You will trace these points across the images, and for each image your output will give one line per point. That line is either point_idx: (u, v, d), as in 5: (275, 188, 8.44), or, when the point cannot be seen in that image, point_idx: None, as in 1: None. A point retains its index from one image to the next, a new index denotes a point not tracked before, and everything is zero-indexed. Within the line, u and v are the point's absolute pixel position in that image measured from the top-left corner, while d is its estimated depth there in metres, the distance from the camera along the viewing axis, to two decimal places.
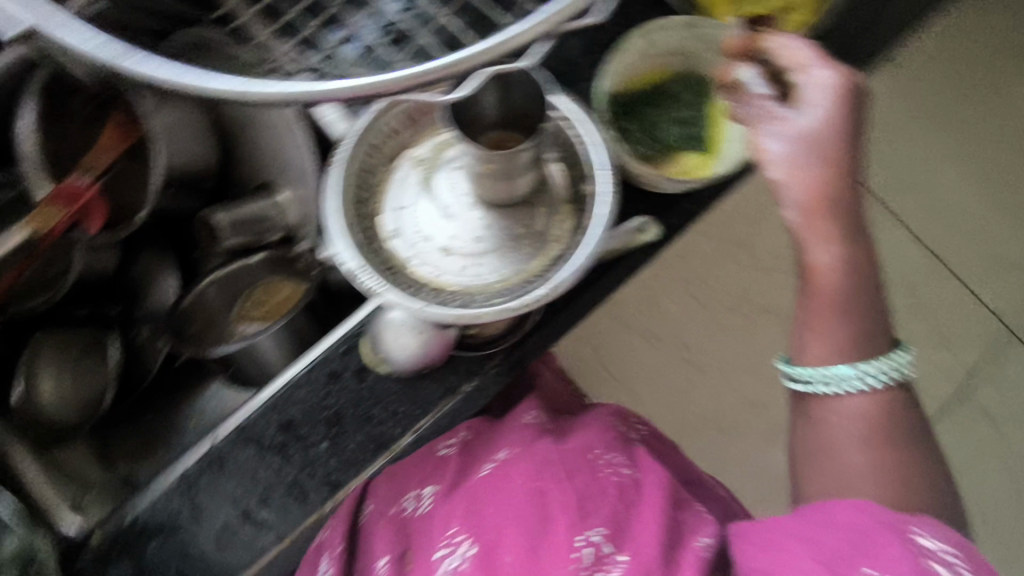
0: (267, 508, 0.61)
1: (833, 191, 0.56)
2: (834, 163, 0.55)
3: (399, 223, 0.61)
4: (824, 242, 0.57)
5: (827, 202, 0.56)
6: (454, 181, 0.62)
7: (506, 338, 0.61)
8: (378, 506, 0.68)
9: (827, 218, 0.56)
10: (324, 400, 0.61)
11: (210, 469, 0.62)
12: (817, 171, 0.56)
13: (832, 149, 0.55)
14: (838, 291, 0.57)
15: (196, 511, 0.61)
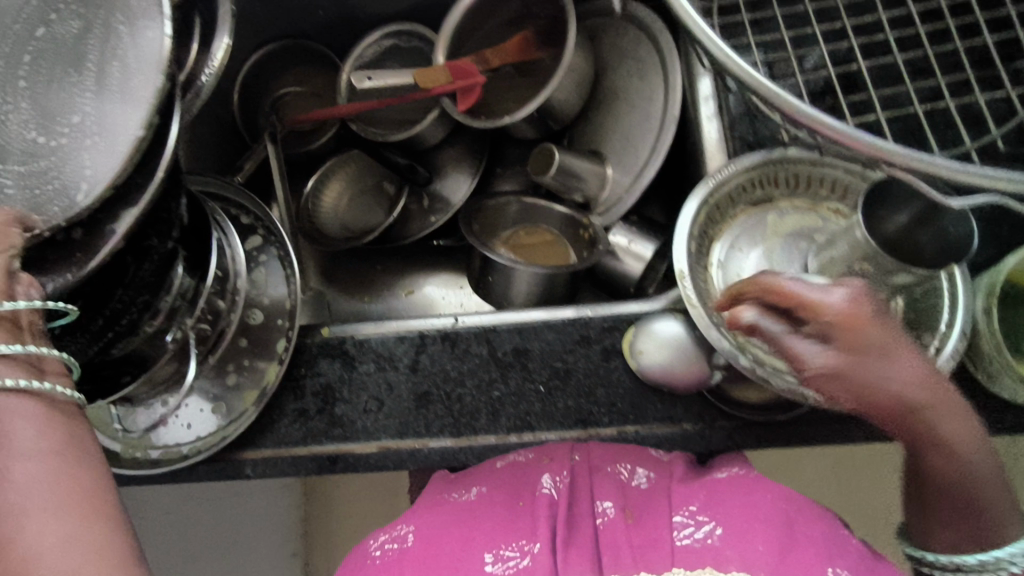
0: (463, 406, 0.65)
1: (926, 408, 0.46)
2: (899, 376, 0.46)
3: (727, 257, 0.63)
4: (932, 423, 0.46)
5: (921, 423, 0.46)
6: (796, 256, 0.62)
7: (771, 416, 0.61)
8: (595, 458, 0.59)
9: (927, 416, 0.46)
10: (564, 354, 0.65)
11: (439, 344, 0.67)
12: (887, 398, 0.46)
13: (887, 352, 0.45)
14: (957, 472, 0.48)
15: (410, 369, 0.67)
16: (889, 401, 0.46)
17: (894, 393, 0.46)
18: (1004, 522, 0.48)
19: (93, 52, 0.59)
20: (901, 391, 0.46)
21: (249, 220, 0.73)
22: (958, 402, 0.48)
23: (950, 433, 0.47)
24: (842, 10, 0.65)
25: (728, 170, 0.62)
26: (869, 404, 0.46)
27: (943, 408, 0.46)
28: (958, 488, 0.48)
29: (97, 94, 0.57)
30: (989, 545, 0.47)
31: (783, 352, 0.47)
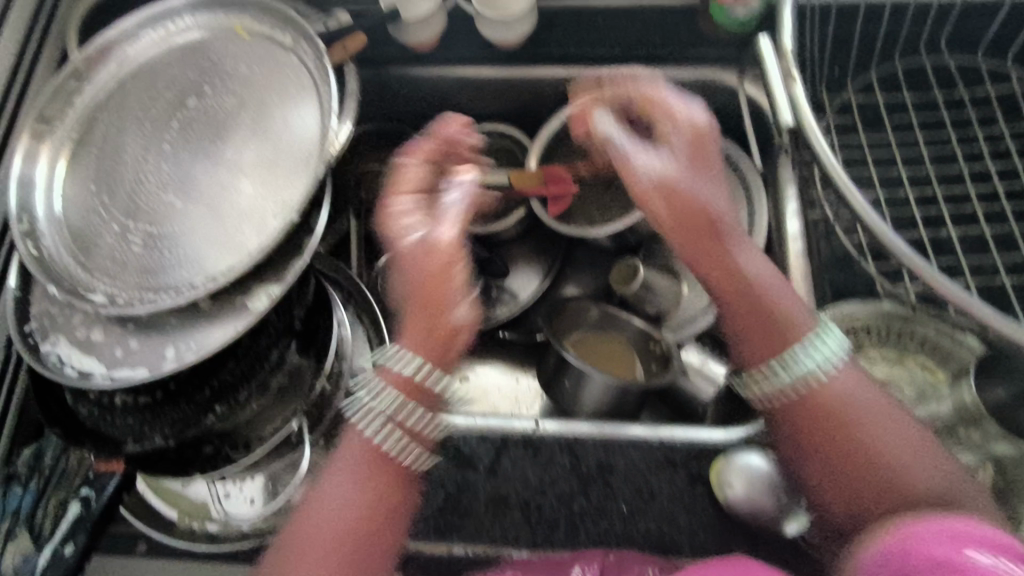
0: (541, 515, 0.64)
1: (777, 299, 0.49)
2: (755, 266, 0.50)
3: None
4: (742, 271, 0.49)
5: (761, 310, 0.48)
6: None
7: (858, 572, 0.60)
8: (627, 560, 0.57)
9: (727, 247, 0.50)
10: (648, 475, 0.65)
11: (521, 448, 0.66)
12: (740, 268, 0.49)
13: (725, 248, 0.50)
14: (752, 301, 0.48)
15: (490, 469, 0.66)
16: (772, 313, 0.48)
17: (753, 270, 0.49)
18: (903, 466, 0.43)
19: (240, 126, 0.60)
20: (738, 262, 0.50)
21: (340, 295, 0.73)
22: (799, 305, 0.49)
23: (800, 329, 0.47)
24: (934, 180, 0.71)
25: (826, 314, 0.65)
26: (710, 263, 0.50)
27: (783, 304, 0.49)
28: (806, 397, 0.46)
29: (243, 168, 0.59)
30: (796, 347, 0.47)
31: (631, 164, 0.52)
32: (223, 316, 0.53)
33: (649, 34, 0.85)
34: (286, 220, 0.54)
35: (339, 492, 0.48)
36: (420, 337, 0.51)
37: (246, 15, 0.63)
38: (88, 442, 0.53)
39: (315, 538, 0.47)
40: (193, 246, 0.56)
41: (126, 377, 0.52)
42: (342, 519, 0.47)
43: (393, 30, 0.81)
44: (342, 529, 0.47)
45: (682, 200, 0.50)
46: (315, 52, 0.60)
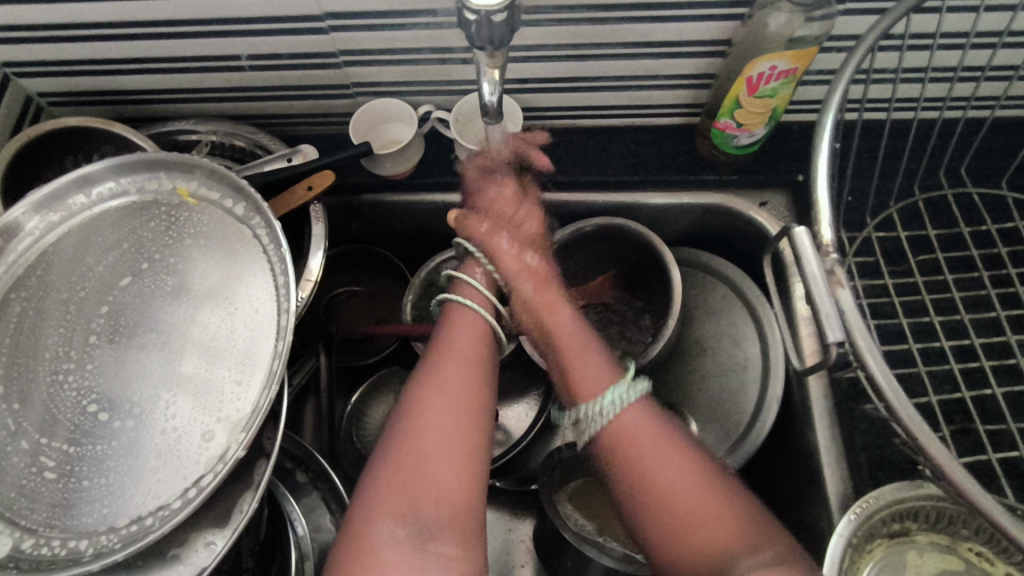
0: None
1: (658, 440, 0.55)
2: (686, 499, 0.52)
3: None
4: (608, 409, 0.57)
5: (684, 539, 0.51)
6: None
7: None
8: None
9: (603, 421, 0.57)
10: None
11: None
12: (636, 438, 0.55)
13: (701, 498, 0.52)
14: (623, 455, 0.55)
15: None
16: (723, 542, 0.50)
17: (659, 489, 0.53)
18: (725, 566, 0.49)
19: (179, 311, 0.51)
20: (701, 532, 0.51)
21: (306, 477, 0.64)
22: (739, 505, 0.52)
23: (711, 543, 0.50)
24: (971, 332, 0.64)
25: (870, 504, 0.56)
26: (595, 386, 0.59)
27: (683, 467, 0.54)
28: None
29: (180, 365, 0.49)
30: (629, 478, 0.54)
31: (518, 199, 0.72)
32: (155, 572, 0.44)
33: (645, 153, 0.79)
34: (232, 446, 0.45)
35: (455, 385, 0.54)
36: (471, 340, 0.58)
37: (193, 177, 0.55)
38: None
39: (442, 405, 0.53)
40: (116, 473, 0.46)
41: None
42: (457, 420, 0.52)
43: (365, 160, 0.74)
44: (457, 429, 0.52)
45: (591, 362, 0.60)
46: (268, 227, 0.52)
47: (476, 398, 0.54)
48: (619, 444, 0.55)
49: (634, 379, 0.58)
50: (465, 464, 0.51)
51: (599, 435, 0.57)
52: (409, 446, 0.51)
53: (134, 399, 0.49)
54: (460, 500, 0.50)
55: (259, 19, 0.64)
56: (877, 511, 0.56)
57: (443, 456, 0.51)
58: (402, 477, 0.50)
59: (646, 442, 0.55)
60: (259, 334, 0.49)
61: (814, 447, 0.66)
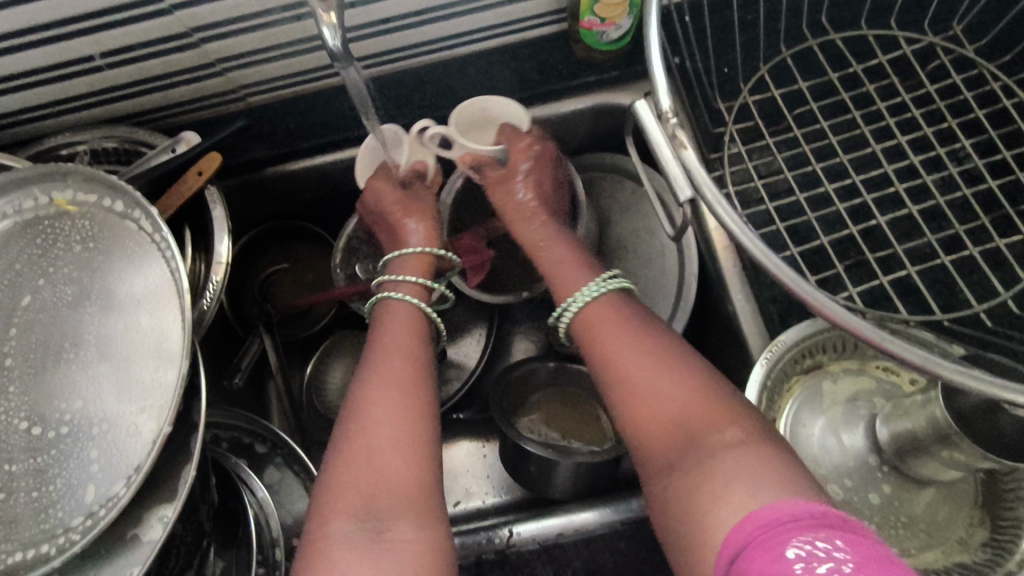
0: None
1: (662, 359, 0.54)
2: (662, 382, 0.53)
3: (794, 433, 0.61)
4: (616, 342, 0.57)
5: (648, 408, 0.52)
6: (848, 436, 0.60)
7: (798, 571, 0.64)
8: None
9: (608, 348, 0.57)
10: None
11: None
12: (638, 365, 0.54)
13: (657, 359, 0.54)
14: (627, 379, 0.54)
15: None
16: (687, 404, 0.51)
17: (625, 362, 0.55)
18: (729, 478, 0.45)
19: (85, 317, 0.53)
20: (668, 399, 0.52)
21: (265, 447, 0.67)
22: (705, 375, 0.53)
23: (676, 411, 0.51)
24: (851, 169, 0.67)
25: (777, 348, 0.60)
26: (601, 325, 0.59)
27: (667, 365, 0.54)
28: (697, 468, 0.48)
29: (97, 365, 0.51)
30: (636, 401, 0.53)
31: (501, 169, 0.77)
32: (117, 554, 0.47)
33: (526, 68, 0.79)
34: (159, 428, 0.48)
35: (387, 379, 0.57)
36: (404, 340, 0.61)
37: (66, 186, 0.55)
38: None
39: (382, 399, 0.55)
40: (63, 478, 0.49)
41: None
42: (393, 413, 0.54)
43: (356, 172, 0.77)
44: (398, 419, 0.54)
45: (599, 316, 0.60)
46: (150, 216, 0.53)
47: (412, 392, 0.56)
48: (588, 330, 0.60)
49: (605, 277, 0.63)
50: (412, 453, 0.53)
51: (605, 368, 0.56)
52: (357, 453, 0.52)
53: (63, 410, 0.50)
54: (410, 486, 0.51)
55: (97, 12, 0.62)
56: (789, 355, 0.61)
57: (388, 441, 0.53)
58: (355, 474, 0.51)
59: (611, 324, 0.58)
60: (166, 322, 0.51)
61: (732, 310, 0.70)
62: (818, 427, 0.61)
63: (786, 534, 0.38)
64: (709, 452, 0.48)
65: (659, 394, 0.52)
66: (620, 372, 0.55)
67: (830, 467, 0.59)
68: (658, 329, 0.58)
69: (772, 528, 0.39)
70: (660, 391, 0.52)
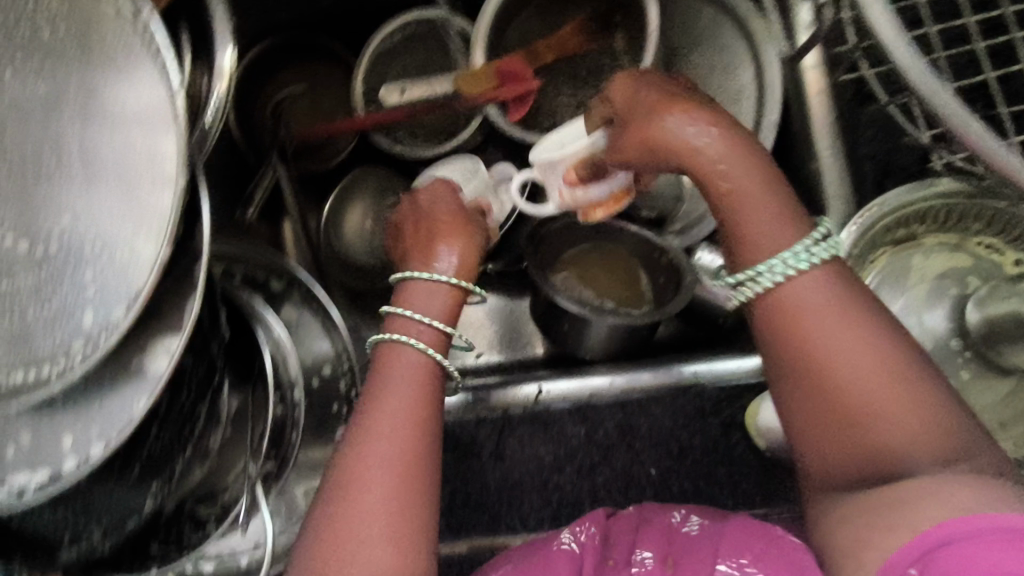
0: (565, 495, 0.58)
1: (883, 379, 0.37)
2: (883, 411, 0.37)
3: None
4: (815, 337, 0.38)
5: (861, 430, 0.37)
6: (931, 316, 0.53)
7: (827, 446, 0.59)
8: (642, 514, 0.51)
9: (803, 339, 0.38)
10: (677, 431, 0.59)
11: (526, 424, 0.59)
12: (843, 378, 0.37)
13: (895, 375, 0.37)
14: (821, 395, 0.38)
15: (496, 454, 0.59)
16: (919, 425, 0.36)
17: (838, 356, 0.37)
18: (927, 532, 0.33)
19: (64, 119, 0.44)
20: (883, 415, 0.37)
21: (282, 284, 0.62)
22: (937, 398, 0.38)
23: (898, 440, 0.36)
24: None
25: (872, 214, 0.52)
26: (807, 315, 0.38)
27: (895, 400, 0.36)
28: (894, 526, 0.35)
29: (85, 179, 0.44)
30: (833, 435, 0.38)
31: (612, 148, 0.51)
32: (122, 384, 0.43)
33: None
34: (158, 252, 0.42)
35: (381, 429, 0.42)
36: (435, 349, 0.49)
37: None
38: (20, 553, 0.45)
39: (376, 449, 0.41)
40: (59, 301, 0.44)
41: (28, 484, 0.43)
42: (388, 468, 0.41)
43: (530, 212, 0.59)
44: (391, 470, 0.41)
45: (797, 294, 0.38)
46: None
47: (406, 437, 0.42)
48: (778, 314, 0.39)
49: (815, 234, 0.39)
50: (401, 514, 0.40)
51: (789, 373, 0.39)
52: (347, 502, 0.40)
53: (51, 226, 0.44)
54: (398, 540, 0.39)
55: None
56: (882, 222, 0.52)
57: (372, 513, 0.40)
58: (331, 547, 0.39)
59: (829, 305, 0.38)
60: (160, 132, 0.43)
61: (814, 167, 0.60)
62: (897, 305, 0.54)
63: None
64: (921, 483, 0.35)
65: (893, 448, 0.36)
66: (814, 385, 0.38)
67: None
68: (882, 340, 0.37)
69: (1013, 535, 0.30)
70: (892, 444, 0.36)
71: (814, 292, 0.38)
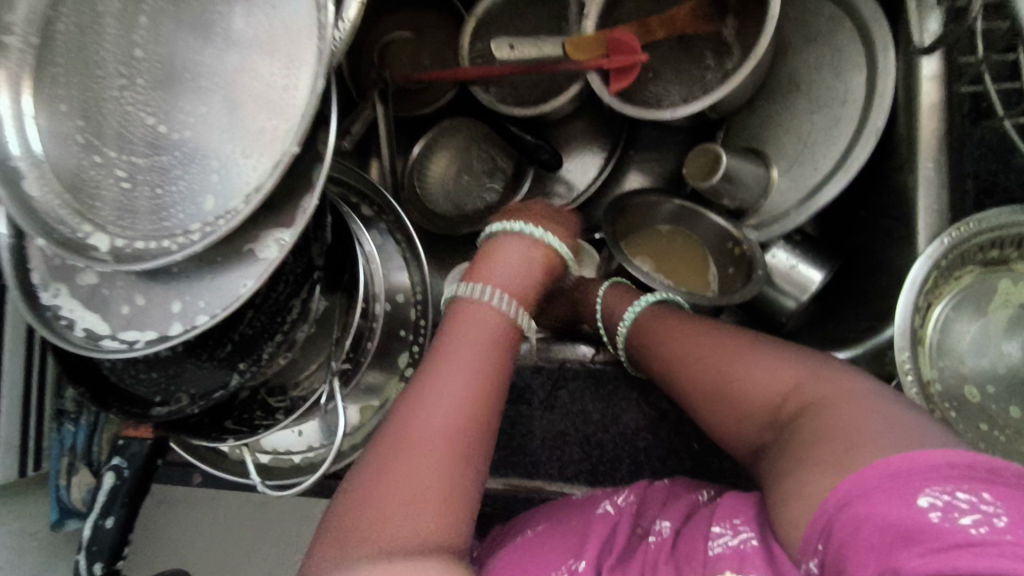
0: (604, 454, 0.59)
1: (731, 358, 0.46)
2: (738, 378, 0.45)
3: (944, 326, 0.53)
4: (675, 344, 0.50)
5: (738, 407, 0.45)
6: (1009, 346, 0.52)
7: None
8: (675, 488, 0.53)
9: (668, 350, 0.50)
10: None
11: (579, 380, 0.61)
12: (700, 366, 0.48)
13: (741, 352, 0.46)
14: (698, 386, 0.48)
15: (546, 404, 0.61)
16: (767, 386, 0.44)
17: (688, 352, 0.49)
18: (827, 449, 0.37)
19: (214, 17, 0.48)
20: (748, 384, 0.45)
21: (371, 211, 0.65)
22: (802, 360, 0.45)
23: (764, 402, 0.44)
24: None
25: (967, 228, 0.51)
26: (665, 333, 0.51)
27: (748, 370, 0.45)
28: (795, 464, 0.39)
29: (223, 72, 0.48)
30: (721, 415, 0.46)
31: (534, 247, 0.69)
32: (231, 265, 0.47)
33: None
34: (282, 148, 0.45)
35: (455, 363, 0.45)
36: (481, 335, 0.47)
37: None
38: (116, 403, 0.50)
39: (447, 375, 0.45)
40: (184, 182, 0.48)
41: (137, 340, 0.48)
42: (457, 392, 0.44)
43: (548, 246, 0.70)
44: (460, 399, 0.44)
45: (654, 324, 0.53)
46: None
47: (485, 365, 0.46)
48: (646, 339, 0.53)
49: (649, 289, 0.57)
50: (448, 452, 0.42)
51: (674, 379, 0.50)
52: (400, 426, 0.43)
53: (188, 112, 0.48)
54: (446, 489, 0.40)
55: None
56: (972, 241, 0.51)
57: (423, 425, 0.42)
58: (382, 468, 0.41)
59: (663, 325, 0.52)
60: (299, 38, 0.45)
61: (911, 178, 0.60)
62: (976, 328, 0.53)
63: (942, 485, 0.32)
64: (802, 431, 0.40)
65: (766, 407, 0.44)
66: (690, 378, 0.48)
67: (974, 369, 0.52)
68: (720, 329, 0.49)
69: (904, 483, 0.33)
70: (756, 402, 0.44)
71: (656, 320, 0.53)
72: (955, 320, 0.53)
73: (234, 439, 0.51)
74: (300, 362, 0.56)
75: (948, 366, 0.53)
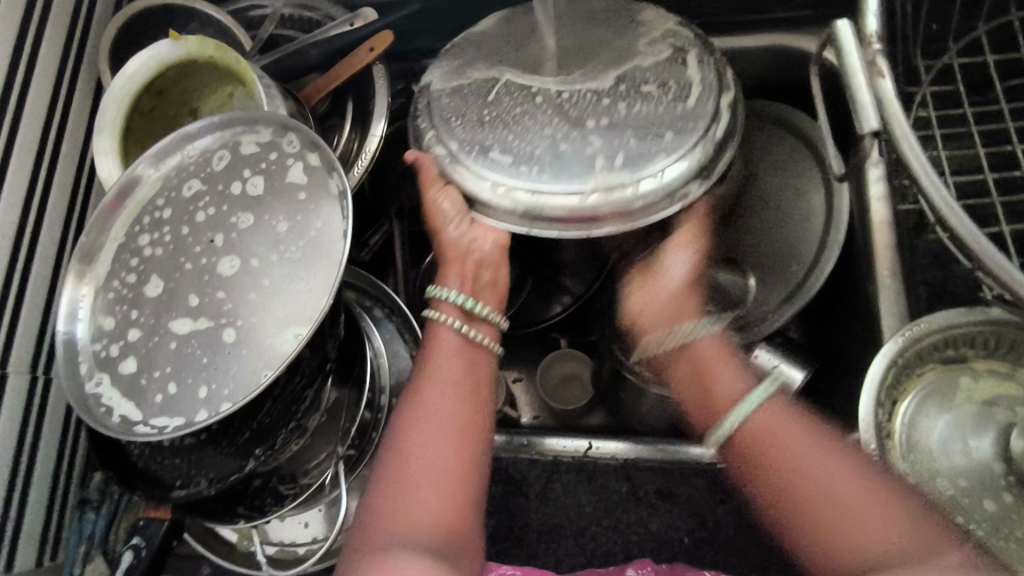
0: (597, 547, 0.63)
1: (863, 490, 0.44)
2: (868, 511, 0.43)
3: (911, 421, 0.57)
4: (799, 460, 0.47)
5: (858, 542, 0.42)
6: (974, 444, 0.55)
7: None
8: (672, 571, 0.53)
9: (795, 464, 0.47)
10: (715, 506, 0.62)
11: (571, 473, 0.64)
12: (826, 490, 0.45)
13: (868, 485, 0.44)
14: (820, 510, 0.44)
15: (541, 496, 0.64)
16: (893, 526, 0.42)
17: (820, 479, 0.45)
18: None
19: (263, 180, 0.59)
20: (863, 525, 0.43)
21: (383, 313, 0.72)
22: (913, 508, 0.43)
23: (884, 541, 0.42)
24: None
25: (921, 328, 0.56)
26: (789, 442, 0.48)
27: (877, 509, 0.43)
28: None
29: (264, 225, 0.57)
30: (838, 554, 0.43)
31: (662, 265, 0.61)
32: (249, 360, 0.53)
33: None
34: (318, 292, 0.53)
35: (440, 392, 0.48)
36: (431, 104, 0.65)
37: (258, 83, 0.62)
38: (140, 486, 0.55)
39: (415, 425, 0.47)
40: (225, 294, 0.56)
41: (166, 425, 0.53)
42: (435, 436, 0.46)
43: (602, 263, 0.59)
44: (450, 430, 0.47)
45: (778, 427, 0.49)
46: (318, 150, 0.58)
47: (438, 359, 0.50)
48: (760, 447, 0.49)
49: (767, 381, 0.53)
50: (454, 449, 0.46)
51: (785, 500, 0.46)
52: (396, 481, 0.45)
53: (236, 227, 0.58)
54: (444, 509, 0.44)
55: None
56: (928, 341, 0.56)
57: (425, 432, 0.46)
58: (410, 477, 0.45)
59: (795, 434, 0.48)
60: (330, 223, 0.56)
61: (874, 286, 0.65)
62: (942, 424, 0.57)
63: None
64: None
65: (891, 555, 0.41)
66: (811, 504, 0.45)
67: (944, 462, 0.55)
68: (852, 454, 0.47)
69: None
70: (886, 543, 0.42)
71: (777, 420, 0.50)
72: (919, 416, 0.57)
73: (246, 521, 0.55)
74: (308, 455, 0.60)
75: (920, 460, 0.56)
